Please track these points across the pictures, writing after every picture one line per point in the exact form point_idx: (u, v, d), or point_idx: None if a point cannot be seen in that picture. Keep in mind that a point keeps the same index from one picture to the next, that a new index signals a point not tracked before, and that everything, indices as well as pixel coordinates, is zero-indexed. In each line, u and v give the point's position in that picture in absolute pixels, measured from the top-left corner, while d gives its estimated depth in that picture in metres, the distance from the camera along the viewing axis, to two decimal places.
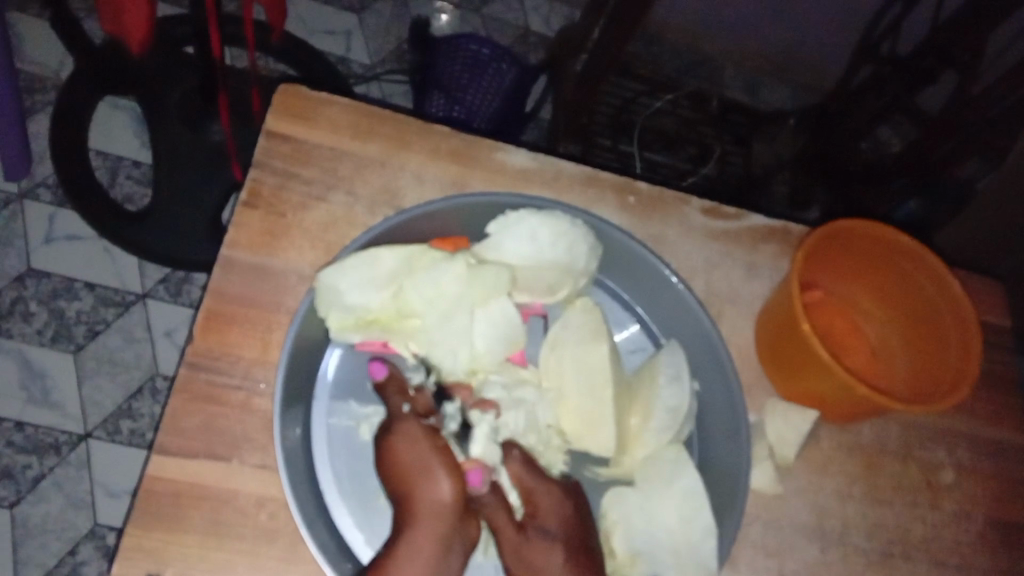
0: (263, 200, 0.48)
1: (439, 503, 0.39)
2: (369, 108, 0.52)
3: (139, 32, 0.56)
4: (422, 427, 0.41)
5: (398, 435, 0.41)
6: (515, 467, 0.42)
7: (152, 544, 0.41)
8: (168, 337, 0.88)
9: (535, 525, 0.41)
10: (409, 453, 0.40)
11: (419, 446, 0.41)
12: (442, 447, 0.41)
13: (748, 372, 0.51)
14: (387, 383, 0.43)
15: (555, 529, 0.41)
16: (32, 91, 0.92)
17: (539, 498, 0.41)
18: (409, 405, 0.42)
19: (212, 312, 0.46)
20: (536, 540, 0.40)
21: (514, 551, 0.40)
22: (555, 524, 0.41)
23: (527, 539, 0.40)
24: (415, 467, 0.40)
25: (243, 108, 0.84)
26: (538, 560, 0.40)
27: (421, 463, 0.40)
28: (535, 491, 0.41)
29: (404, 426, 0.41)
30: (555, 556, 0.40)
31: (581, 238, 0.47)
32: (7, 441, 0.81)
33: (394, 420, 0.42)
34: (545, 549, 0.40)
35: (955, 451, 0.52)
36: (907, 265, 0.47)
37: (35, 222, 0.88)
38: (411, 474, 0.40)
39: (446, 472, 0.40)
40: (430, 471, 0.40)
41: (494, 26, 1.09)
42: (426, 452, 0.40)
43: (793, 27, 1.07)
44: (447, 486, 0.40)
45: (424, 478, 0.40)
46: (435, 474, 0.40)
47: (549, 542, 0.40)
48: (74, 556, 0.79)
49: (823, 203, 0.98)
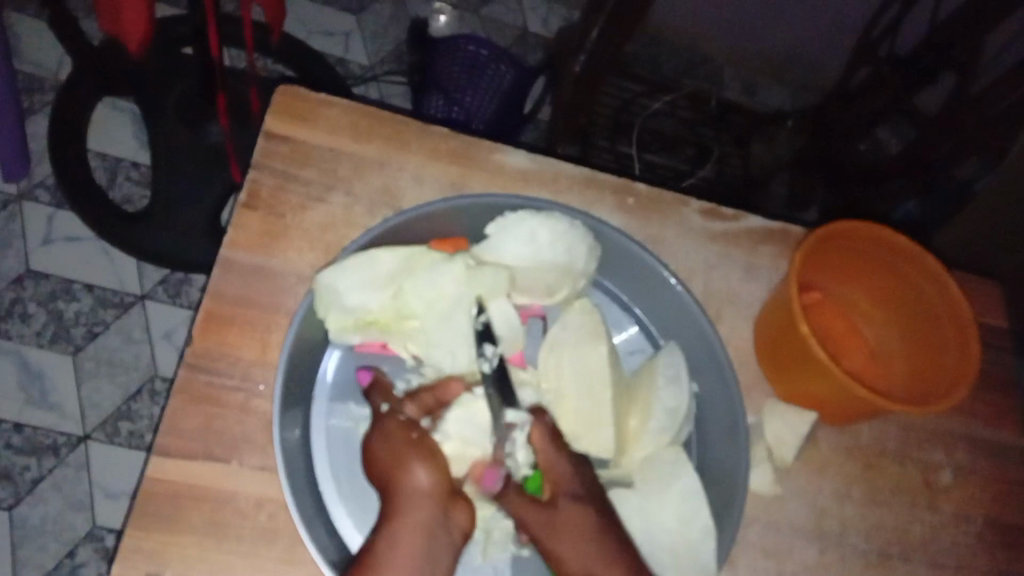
0: (262, 202, 0.49)
1: (418, 492, 0.40)
2: (368, 109, 0.52)
3: (138, 33, 0.56)
4: (399, 421, 0.42)
5: (377, 432, 0.42)
6: (539, 433, 0.44)
7: (152, 546, 0.41)
8: (168, 338, 0.88)
9: (561, 492, 0.43)
10: (384, 450, 0.42)
11: (393, 443, 0.42)
12: (415, 440, 0.42)
13: (747, 373, 0.51)
14: (371, 386, 0.44)
15: (577, 489, 0.43)
16: (30, 92, 0.92)
17: (558, 467, 0.43)
18: (387, 404, 0.43)
19: (212, 313, 0.46)
20: (566, 506, 0.42)
21: (546, 522, 0.42)
22: (579, 487, 0.43)
23: (555, 507, 0.42)
24: (391, 463, 0.41)
25: (242, 109, 0.84)
26: (571, 523, 0.42)
27: (395, 458, 0.41)
28: (557, 460, 0.43)
29: (383, 423, 0.43)
30: (585, 518, 0.42)
31: (581, 239, 0.47)
32: (6, 442, 0.81)
33: (375, 420, 0.43)
34: (576, 513, 0.42)
35: (953, 452, 0.52)
36: (905, 266, 0.47)
37: (34, 223, 0.88)
38: (388, 469, 0.41)
39: (422, 462, 0.41)
40: (405, 464, 0.41)
41: (493, 27, 1.09)
42: (400, 448, 0.41)
43: (791, 28, 1.08)
44: (425, 475, 0.41)
45: (400, 470, 0.41)
46: (409, 466, 0.41)
47: (575, 505, 0.42)
48: (73, 557, 0.79)
49: (823, 203, 0.98)
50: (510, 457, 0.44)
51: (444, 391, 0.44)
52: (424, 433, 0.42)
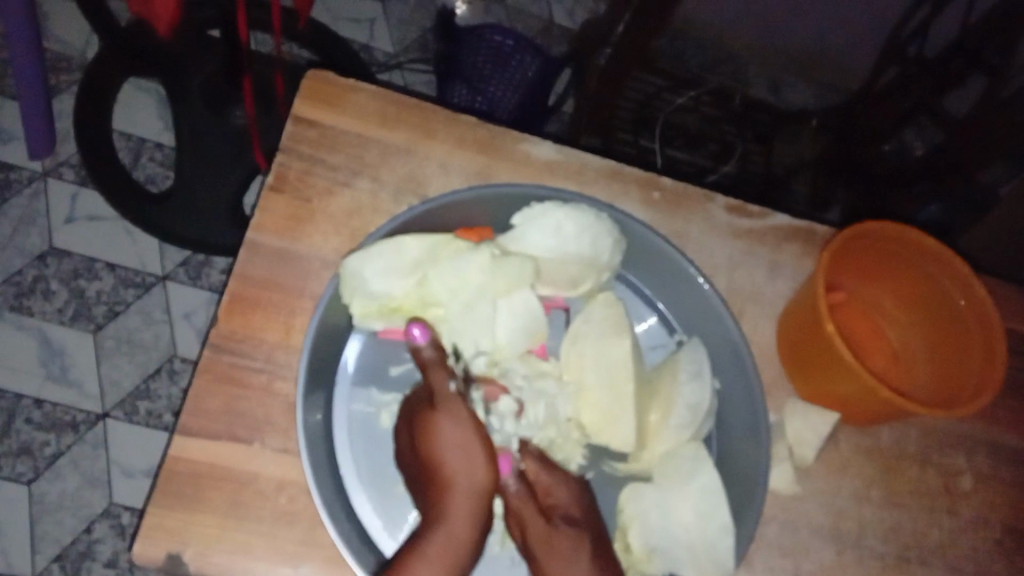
0: (289, 185, 0.49)
1: (477, 487, 0.42)
2: (396, 95, 0.52)
3: (168, 16, 0.57)
4: (469, 409, 0.43)
5: (447, 414, 0.42)
6: (529, 459, 0.44)
7: (174, 524, 0.41)
8: (187, 320, 0.88)
9: (557, 514, 0.43)
10: (456, 437, 0.42)
11: (466, 433, 0.42)
12: (484, 436, 0.43)
13: (768, 371, 0.51)
14: (427, 349, 0.43)
15: (579, 516, 0.43)
16: (57, 71, 0.93)
17: (556, 489, 0.43)
18: (455, 384, 0.43)
19: (236, 295, 0.46)
20: (562, 528, 0.43)
21: (542, 541, 0.43)
22: (576, 509, 0.44)
23: (553, 527, 0.43)
24: (460, 454, 0.42)
25: (266, 94, 0.84)
26: (568, 546, 0.42)
27: (467, 450, 0.42)
28: (554, 485, 0.44)
29: (451, 404, 0.43)
30: (581, 540, 0.43)
31: (606, 231, 0.47)
32: (26, 417, 0.82)
33: (442, 398, 0.43)
34: (572, 536, 0.43)
35: (974, 458, 0.52)
36: (933, 270, 0.47)
37: (58, 201, 0.89)
38: (454, 457, 0.42)
39: (486, 455, 0.42)
40: (473, 458, 0.42)
41: (519, 17, 1.08)
42: (472, 440, 0.42)
43: (822, 24, 1.06)
44: (486, 469, 0.42)
45: (466, 464, 0.42)
46: (478, 462, 0.42)
47: (573, 529, 0.43)
48: (89, 533, 0.80)
49: (846, 203, 0.98)
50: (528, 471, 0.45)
51: None
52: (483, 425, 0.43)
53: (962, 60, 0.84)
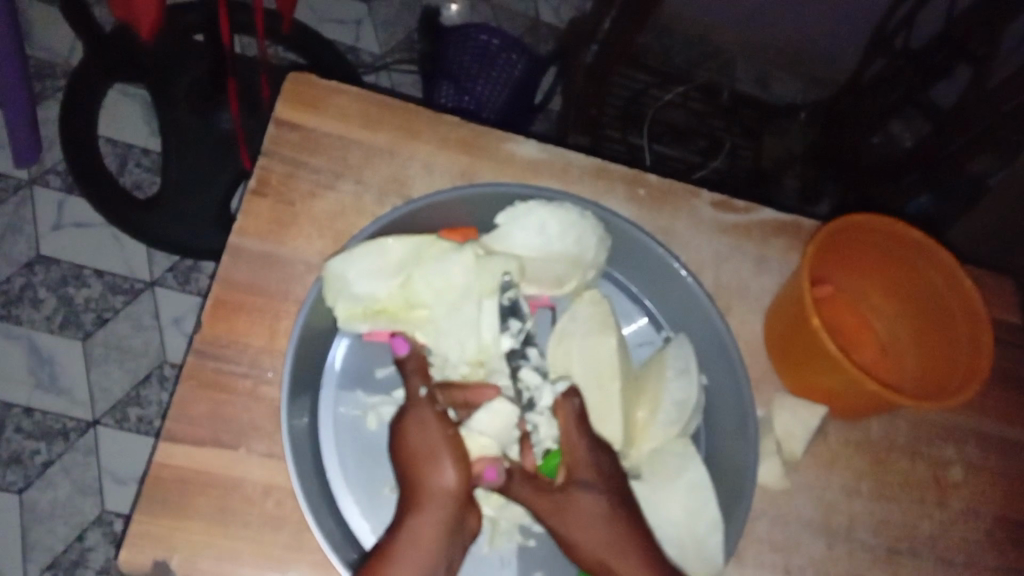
0: (272, 189, 0.48)
1: (443, 490, 0.39)
2: (379, 96, 0.52)
3: (149, 21, 0.56)
4: (437, 413, 0.41)
5: (412, 418, 0.41)
6: (564, 413, 0.43)
7: (160, 530, 0.41)
8: (176, 325, 0.88)
9: (577, 477, 0.41)
10: (420, 437, 0.41)
11: (430, 431, 0.41)
12: (452, 436, 0.41)
13: (755, 366, 0.51)
14: (409, 359, 0.43)
15: (596, 480, 0.41)
16: (42, 77, 0.92)
17: (580, 452, 0.42)
18: (425, 388, 0.42)
19: (219, 300, 0.46)
20: (581, 493, 0.41)
21: (556, 510, 0.41)
22: (595, 475, 0.41)
23: (570, 493, 0.41)
24: (424, 453, 0.40)
25: (252, 97, 0.84)
26: (584, 510, 0.41)
27: (429, 451, 0.40)
28: (577, 446, 0.42)
29: (418, 411, 0.41)
30: (599, 502, 0.41)
31: (591, 229, 0.47)
32: (16, 427, 0.82)
33: (410, 405, 0.42)
34: (591, 499, 0.41)
35: (964, 448, 0.52)
36: (918, 261, 0.47)
37: (45, 208, 0.88)
38: (416, 462, 0.40)
39: (452, 460, 0.40)
40: (436, 459, 0.40)
41: (505, 16, 1.08)
42: (435, 441, 0.40)
43: (808, 18, 1.06)
44: (453, 475, 0.40)
45: (429, 466, 0.40)
46: (440, 462, 0.40)
47: (592, 494, 0.41)
48: (81, 542, 0.80)
49: (834, 197, 0.96)
50: (532, 432, 0.43)
51: (476, 394, 0.42)
52: (456, 429, 0.41)
53: (948, 51, 0.85)
